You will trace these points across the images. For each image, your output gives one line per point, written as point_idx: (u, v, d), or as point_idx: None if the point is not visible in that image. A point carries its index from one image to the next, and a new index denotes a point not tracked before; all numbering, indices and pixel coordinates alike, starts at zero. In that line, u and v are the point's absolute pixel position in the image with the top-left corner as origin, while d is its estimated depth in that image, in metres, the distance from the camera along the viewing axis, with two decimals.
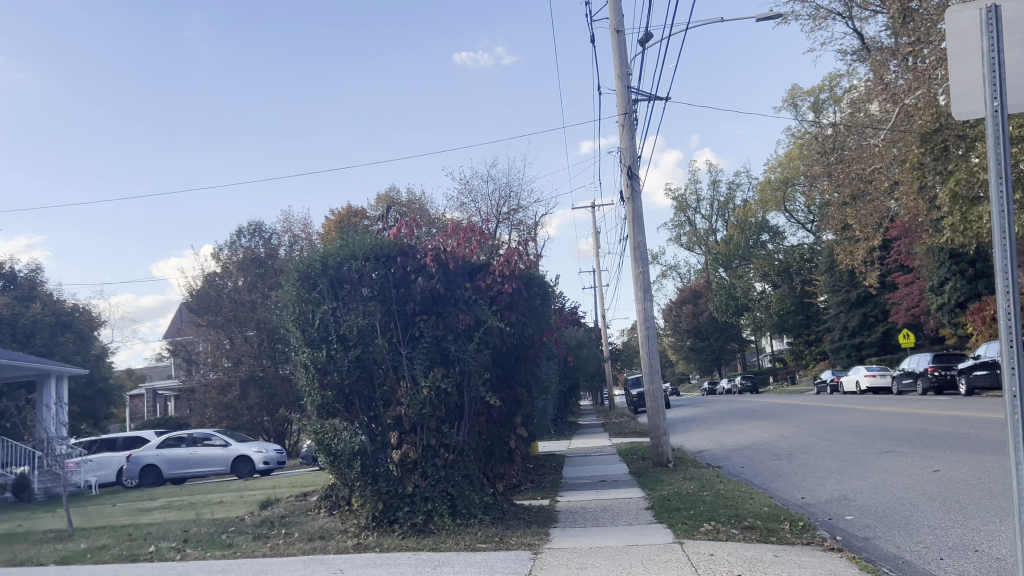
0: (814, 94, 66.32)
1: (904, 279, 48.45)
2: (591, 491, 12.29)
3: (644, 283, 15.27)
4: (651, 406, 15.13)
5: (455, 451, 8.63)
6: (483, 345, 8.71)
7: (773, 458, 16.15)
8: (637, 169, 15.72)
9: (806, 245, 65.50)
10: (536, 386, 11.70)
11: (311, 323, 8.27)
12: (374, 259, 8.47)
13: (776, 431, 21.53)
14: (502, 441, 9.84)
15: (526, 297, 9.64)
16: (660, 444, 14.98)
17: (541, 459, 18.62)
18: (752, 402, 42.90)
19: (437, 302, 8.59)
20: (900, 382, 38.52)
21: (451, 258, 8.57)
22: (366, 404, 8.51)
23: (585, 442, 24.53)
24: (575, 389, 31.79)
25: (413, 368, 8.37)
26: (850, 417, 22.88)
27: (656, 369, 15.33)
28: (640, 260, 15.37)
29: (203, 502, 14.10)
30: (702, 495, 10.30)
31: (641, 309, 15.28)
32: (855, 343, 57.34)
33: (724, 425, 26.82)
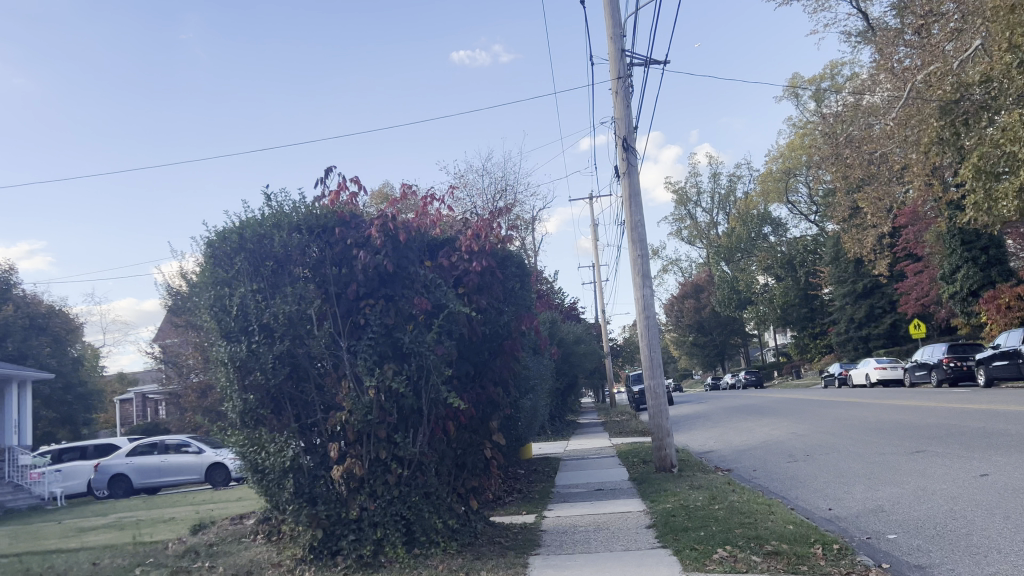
0: (815, 82, 64.83)
1: (914, 268, 46.81)
2: (585, 504, 10.72)
3: (643, 267, 13.68)
4: (653, 404, 13.55)
5: (411, 465, 7.09)
6: (444, 335, 7.18)
7: (789, 461, 14.59)
8: (633, 141, 14.10)
9: (809, 236, 63.94)
10: (517, 384, 10.18)
11: (227, 310, 6.71)
12: (305, 229, 6.88)
13: (789, 429, 19.98)
14: (476, 448, 8.30)
15: (499, 278, 8.08)
16: (664, 447, 13.41)
17: (533, 464, 17.10)
18: (759, 398, 41.34)
19: (386, 283, 7.02)
20: (913, 373, 36.87)
21: (402, 229, 6.99)
22: (301, 410, 6.96)
23: (584, 442, 23.01)
24: (573, 386, 30.27)
25: (356, 363, 6.79)
26: (867, 412, 21.32)
27: (657, 362, 13.76)
28: (637, 241, 13.75)
29: (153, 520, 12.53)
30: (714, 511, 8.70)
31: (640, 296, 13.71)
32: (863, 335, 55.74)
33: (731, 423, 25.29)
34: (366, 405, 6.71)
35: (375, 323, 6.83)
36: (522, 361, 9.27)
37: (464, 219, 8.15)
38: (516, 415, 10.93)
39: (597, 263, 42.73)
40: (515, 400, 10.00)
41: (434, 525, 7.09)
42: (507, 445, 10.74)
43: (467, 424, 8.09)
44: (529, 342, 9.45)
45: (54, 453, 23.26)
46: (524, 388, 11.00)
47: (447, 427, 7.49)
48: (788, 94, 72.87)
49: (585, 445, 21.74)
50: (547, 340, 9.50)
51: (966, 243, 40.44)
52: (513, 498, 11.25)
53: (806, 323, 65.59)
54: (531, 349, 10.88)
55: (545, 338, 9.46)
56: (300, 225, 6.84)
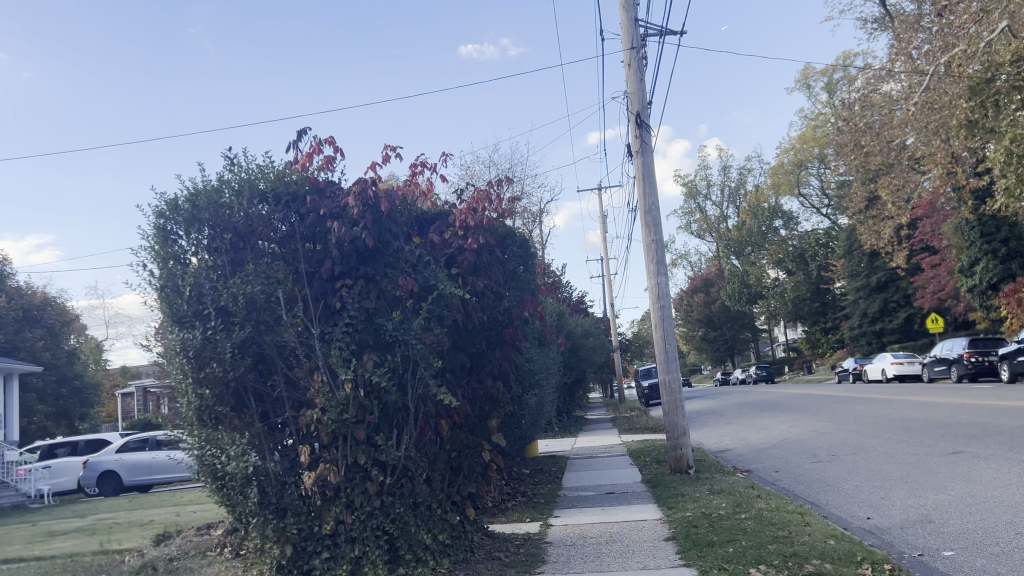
0: (828, 72, 63.56)
1: (931, 261, 45.61)
2: (596, 510, 9.77)
3: (658, 253, 12.70)
4: (667, 400, 12.61)
5: (395, 471, 6.14)
6: (433, 322, 6.24)
7: (812, 462, 13.62)
8: (647, 117, 13.08)
9: (821, 229, 62.73)
10: (520, 380, 9.27)
11: (179, 291, 5.76)
12: (271, 198, 5.92)
13: (808, 427, 18.97)
14: (473, 450, 7.38)
15: (499, 257, 7.13)
16: (680, 447, 12.45)
17: (539, 463, 16.16)
18: (771, 393, 40.27)
19: (366, 261, 6.04)
20: (931, 369, 35.77)
21: (386, 198, 6.03)
22: (268, 407, 6.03)
23: (592, 439, 22.07)
24: (581, 380, 29.33)
25: (330, 354, 5.82)
26: (890, 409, 20.29)
27: (673, 355, 12.77)
28: (651, 226, 12.76)
29: (129, 523, 11.65)
30: (741, 521, 7.73)
31: (654, 285, 12.74)
32: (876, 330, 54.55)
33: (746, 419, 24.30)
34: (343, 403, 5.75)
35: (352, 307, 5.88)
36: (524, 353, 8.30)
37: (458, 191, 7.20)
38: (518, 412, 9.97)
39: (606, 256, 41.76)
40: (517, 398, 9.05)
41: (421, 540, 6.15)
42: (508, 446, 9.77)
43: (462, 422, 7.16)
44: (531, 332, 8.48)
45: (45, 448, 22.44)
46: (528, 382, 10.04)
47: (439, 426, 6.54)
48: (800, 85, 71.77)
49: (594, 443, 20.80)
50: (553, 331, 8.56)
51: (985, 234, 39.22)
52: (516, 504, 10.33)
53: (818, 317, 64.42)
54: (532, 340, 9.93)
55: (552, 328, 8.53)
56: (265, 191, 5.88)
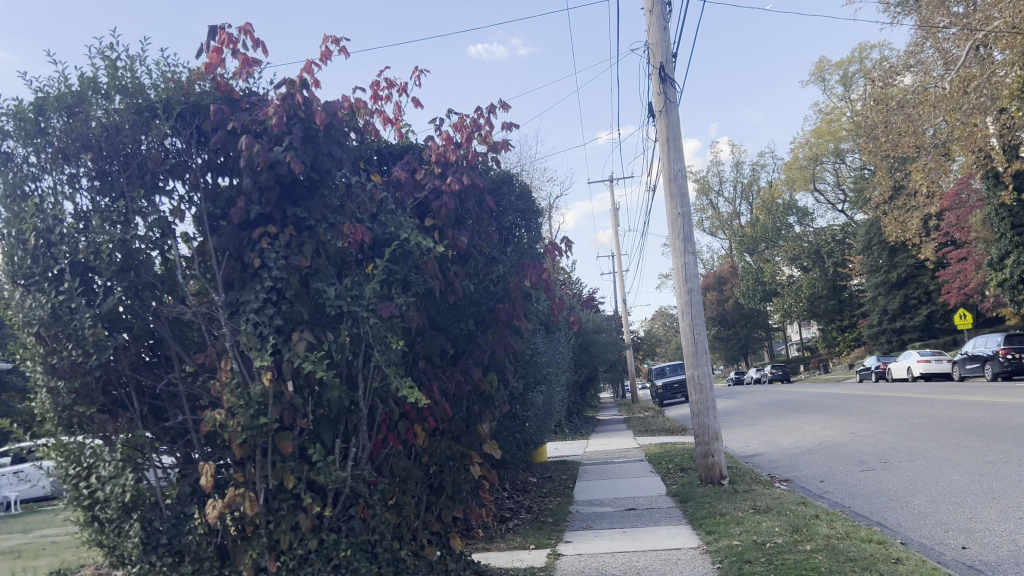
0: (844, 64, 61.56)
1: (957, 255, 43.48)
2: (616, 534, 7.96)
3: (684, 228, 10.93)
4: (695, 399, 10.83)
5: (340, 499, 4.36)
6: (393, 288, 4.45)
7: (862, 471, 11.76)
8: (672, 71, 11.28)
9: (838, 225, 60.68)
10: (522, 374, 7.55)
11: (24, 242, 4.01)
12: (163, 110, 4.18)
13: (846, 429, 17.06)
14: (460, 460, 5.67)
15: (491, 209, 5.37)
16: (712, 453, 10.65)
17: (547, 471, 14.35)
18: (791, 393, 38.28)
19: (295, 200, 4.24)
20: (963, 367, 33.73)
21: (325, 108, 4.23)
22: (164, 406, 4.31)
23: (606, 442, 20.21)
24: (591, 379, 27.44)
25: (241, 333, 4.05)
26: (935, 409, 18.37)
27: (702, 347, 10.97)
28: (677, 196, 11.01)
29: (62, 547, 9.77)
30: (808, 556, 5.94)
31: (680, 265, 10.98)
32: (897, 327, 52.34)
33: (771, 421, 22.42)
34: (262, 402, 3.99)
35: (276, 265, 4.10)
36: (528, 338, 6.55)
37: (436, 119, 5.44)
38: (518, 412, 8.20)
39: (618, 250, 39.90)
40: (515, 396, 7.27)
41: None
42: (502, 456, 8.00)
43: (441, 428, 5.43)
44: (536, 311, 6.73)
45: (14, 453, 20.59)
46: (531, 376, 8.29)
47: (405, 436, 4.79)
48: (814, 77, 69.72)
49: (607, 447, 18.95)
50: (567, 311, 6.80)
51: (1016, 226, 37.15)
52: (515, 524, 8.57)
53: (834, 315, 62.23)
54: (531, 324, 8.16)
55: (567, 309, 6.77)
56: (152, 101, 4.16)
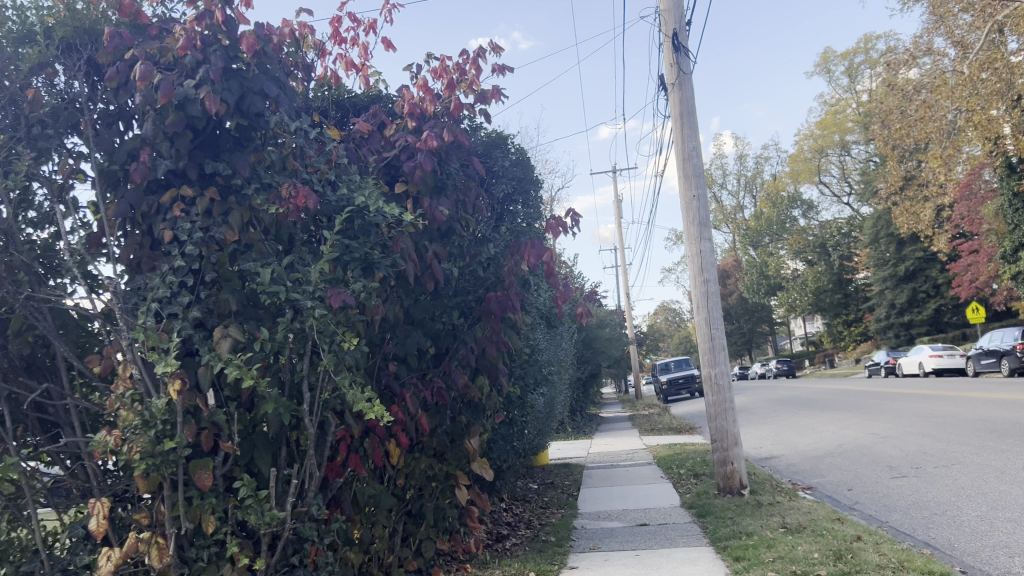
0: (850, 54, 60.43)
1: (968, 247, 42.34)
2: (627, 557, 6.94)
3: (699, 212, 9.97)
4: (712, 400, 9.84)
5: (280, 545, 3.35)
6: (351, 271, 3.43)
7: (893, 478, 10.76)
8: (685, 40, 10.26)
9: (844, 218, 59.61)
10: (517, 377, 6.61)
11: None
12: (44, 36, 3.29)
13: (866, 430, 16.05)
14: (444, 480, 4.74)
15: (477, 175, 4.37)
16: (730, 461, 9.65)
17: (549, 476, 13.37)
18: (798, 388, 37.35)
19: (216, 152, 3.26)
20: (977, 362, 32.76)
21: (253, 33, 3.23)
22: (54, 423, 3.33)
23: (610, 442, 19.24)
24: (593, 375, 26.48)
25: (139, 324, 3.04)
26: (959, 408, 17.34)
27: (720, 343, 9.97)
28: (692, 177, 10.05)
29: None
30: None
31: (695, 253, 10.01)
32: (905, 321, 51.27)
33: (782, 419, 21.46)
34: (169, 420, 2.99)
35: (190, 238, 3.11)
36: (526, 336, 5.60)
37: (413, 65, 4.43)
38: (513, 420, 7.22)
39: (620, 243, 38.87)
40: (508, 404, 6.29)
41: None
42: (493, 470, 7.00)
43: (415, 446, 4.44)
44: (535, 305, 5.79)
45: None
46: (529, 378, 7.30)
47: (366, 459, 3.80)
48: (819, 68, 68.50)
49: (612, 447, 17.98)
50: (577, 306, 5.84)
51: None
52: (510, 545, 7.57)
53: (840, 310, 61.10)
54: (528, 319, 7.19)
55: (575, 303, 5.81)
56: (30, 24, 3.28)
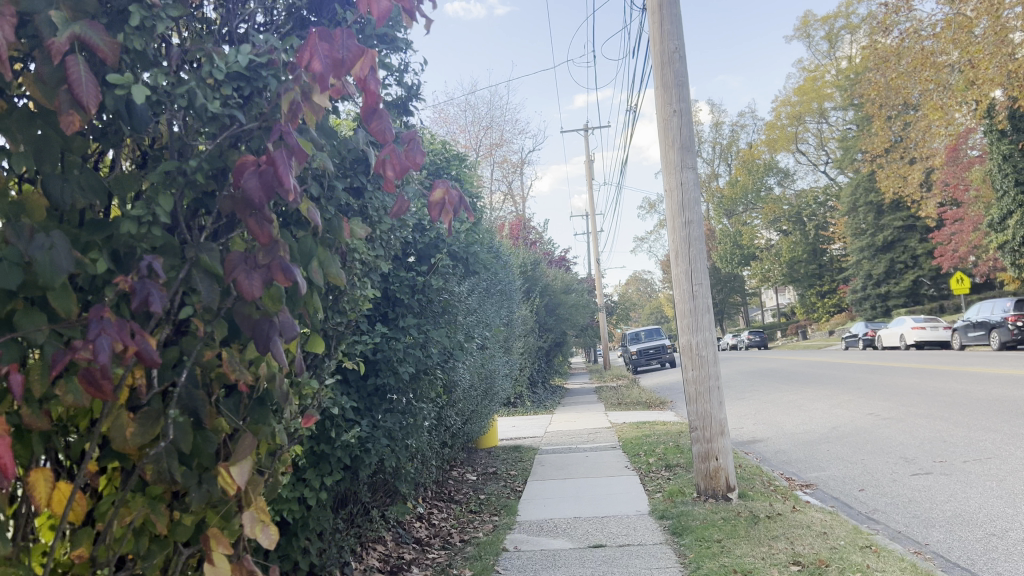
0: (830, 18, 58.11)
1: (953, 216, 40.45)
2: None
3: (680, 133, 7.67)
4: (692, 377, 7.59)
5: None
6: None
7: (913, 475, 8.56)
8: None
9: (820, 187, 57.63)
10: (368, 341, 4.45)
11: None
12: None
13: (863, 410, 13.95)
14: (193, 544, 2.41)
15: None
16: (714, 456, 7.41)
17: (491, 465, 11.02)
18: (774, 360, 35.32)
19: None
20: (964, 335, 30.89)
21: None
22: None
23: (572, 418, 17.02)
24: (557, 346, 24.21)
25: None
26: (965, 385, 15.19)
27: (703, 304, 7.64)
28: (672, 87, 7.72)
29: None
30: None
31: (674, 187, 7.72)
32: (881, 292, 49.46)
33: (764, 395, 19.34)
34: None
35: None
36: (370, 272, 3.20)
37: None
38: (390, 411, 4.89)
39: (590, 207, 36.52)
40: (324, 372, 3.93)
41: None
42: (346, 486, 4.72)
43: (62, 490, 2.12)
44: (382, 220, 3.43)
45: None
46: (420, 350, 5.00)
47: None
48: (798, 32, 66.09)
49: (574, 425, 15.76)
50: (445, 214, 2.71)
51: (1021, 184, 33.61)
52: None
53: (814, 280, 59.19)
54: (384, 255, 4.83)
55: (439, 210, 2.71)
56: None
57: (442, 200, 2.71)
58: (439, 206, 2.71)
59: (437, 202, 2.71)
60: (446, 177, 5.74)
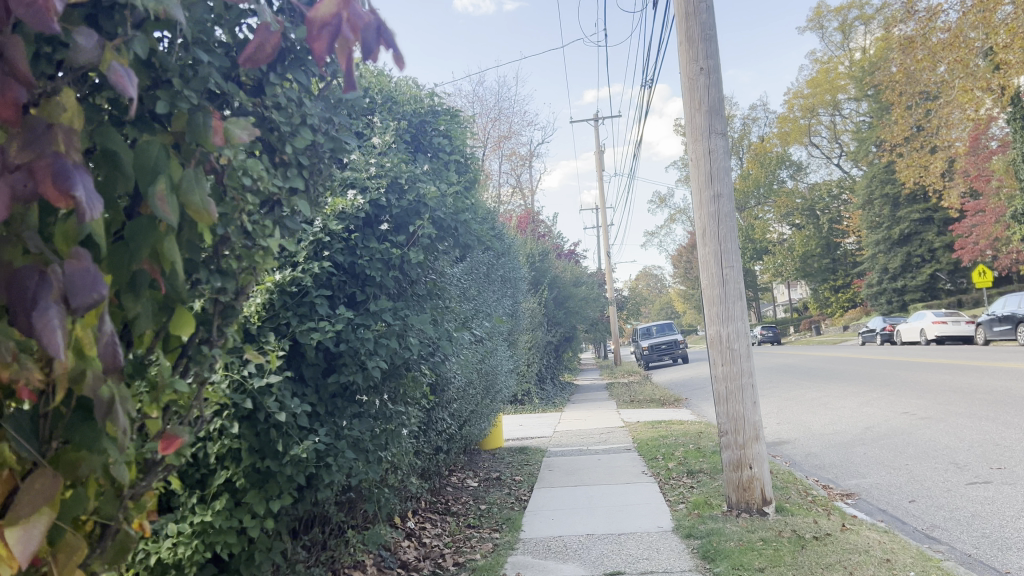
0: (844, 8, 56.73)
1: (973, 207, 39.15)
2: None
3: (707, 94, 6.69)
4: (721, 373, 6.62)
5: None
6: None
7: (969, 484, 7.54)
8: None
9: (834, 179, 56.37)
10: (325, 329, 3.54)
11: None
12: None
13: (897, 409, 12.92)
14: None
15: None
16: (747, 465, 6.44)
17: (495, 469, 10.04)
18: (790, 356, 34.20)
19: None
20: (988, 329, 29.71)
21: None
22: None
23: (582, 417, 16.04)
24: (566, 342, 23.23)
25: None
26: (1004, 382, 14.14)
27: (733, 291, 6.66)
28: (698, 42, 6.73)
29: None
30: None
31: (701, 156, 6.73)
32: (898, 286, 48.21)
33: (784, 392, 18.31)
34: None
35: None
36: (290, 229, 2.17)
37: None
38: (359, 418, 3.94)
39: (600, 200, 35.46)
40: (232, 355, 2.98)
41: None
42: (304, 511, 3.80)
43: None
44: (310, 143, 2.33)
45: None
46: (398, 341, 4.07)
47: None
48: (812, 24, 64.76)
49: (584, 424, 14.80)
50: (341, 44, 1.70)
51: None
52: None
53: (828, 275, 57.96)
54: (343, 221, 3.84)
55: (328, 39, 1.69)
56: None
57: (331, 20, 1.67)
58: (328, 27, 1.68)
59: (320, 23, 1.68)
60: (435, 134, 4.80)
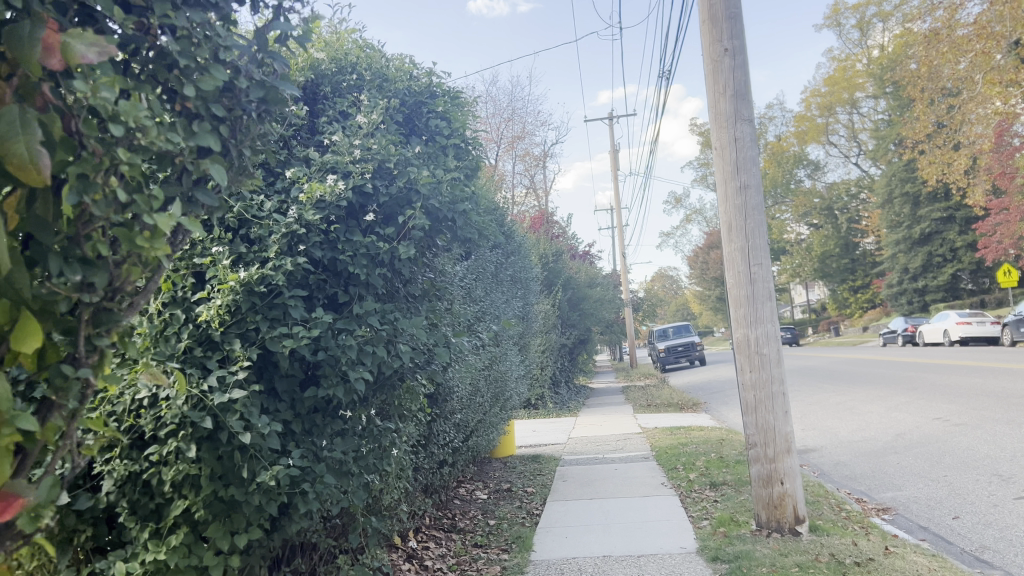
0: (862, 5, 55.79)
1: (997, 206, 38.22)
2: None
3: (732, 76, 6.16)
4: (750, 381, 6.08)
5: None
6: None
7: (1016, 499, 6.99)
8: None
9: (853, 178, 55.44)
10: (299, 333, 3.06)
11: None
12: None
13: (927, 414, 12.31)
14: None
15: None
16: (779, 480, 5.92)
17: (506, 479, 9.53)
18: (809, 358, 33.43)
19: None
20: (1015, 330, 28.88)
21: None
22: None
23: (597, 422, 15.49)
24: (580, 345, 22.66)
25: None
26: None
27: (762, 290, 6.13)
28: (723, 20, 6.21)
29: None
30: None
31: (727, 144, 6.21)
32: (919, 286, 47.28)
33: (805, 396, 17.68)
34: None
35: None
36: (198, 200, 2.02)
37: None
38: (342, 437, 3.48)
39: (615, 200, 34.81)
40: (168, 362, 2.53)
41: None
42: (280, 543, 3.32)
43: None
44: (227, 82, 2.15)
45: None
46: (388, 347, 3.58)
47: None
48: (829, 21, 63.79)
49: (600, 429, 14.26)
50: None
51: None
52: None
53: (847, 275, 57.03)
54: (322, 211, 3.36)
55: None
56: None
57: None
58: None
59: None
60: (430, 114, 4.32)
